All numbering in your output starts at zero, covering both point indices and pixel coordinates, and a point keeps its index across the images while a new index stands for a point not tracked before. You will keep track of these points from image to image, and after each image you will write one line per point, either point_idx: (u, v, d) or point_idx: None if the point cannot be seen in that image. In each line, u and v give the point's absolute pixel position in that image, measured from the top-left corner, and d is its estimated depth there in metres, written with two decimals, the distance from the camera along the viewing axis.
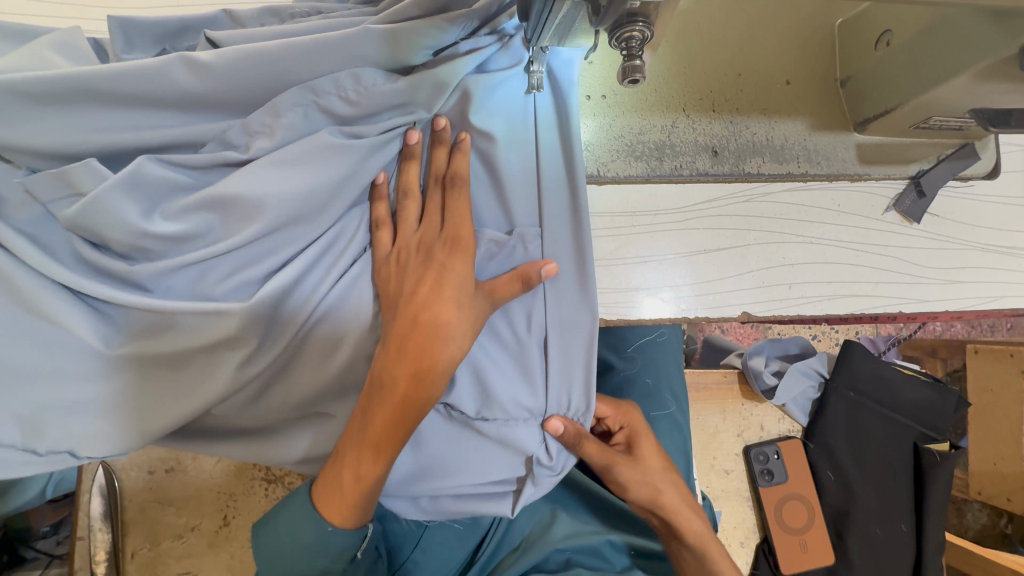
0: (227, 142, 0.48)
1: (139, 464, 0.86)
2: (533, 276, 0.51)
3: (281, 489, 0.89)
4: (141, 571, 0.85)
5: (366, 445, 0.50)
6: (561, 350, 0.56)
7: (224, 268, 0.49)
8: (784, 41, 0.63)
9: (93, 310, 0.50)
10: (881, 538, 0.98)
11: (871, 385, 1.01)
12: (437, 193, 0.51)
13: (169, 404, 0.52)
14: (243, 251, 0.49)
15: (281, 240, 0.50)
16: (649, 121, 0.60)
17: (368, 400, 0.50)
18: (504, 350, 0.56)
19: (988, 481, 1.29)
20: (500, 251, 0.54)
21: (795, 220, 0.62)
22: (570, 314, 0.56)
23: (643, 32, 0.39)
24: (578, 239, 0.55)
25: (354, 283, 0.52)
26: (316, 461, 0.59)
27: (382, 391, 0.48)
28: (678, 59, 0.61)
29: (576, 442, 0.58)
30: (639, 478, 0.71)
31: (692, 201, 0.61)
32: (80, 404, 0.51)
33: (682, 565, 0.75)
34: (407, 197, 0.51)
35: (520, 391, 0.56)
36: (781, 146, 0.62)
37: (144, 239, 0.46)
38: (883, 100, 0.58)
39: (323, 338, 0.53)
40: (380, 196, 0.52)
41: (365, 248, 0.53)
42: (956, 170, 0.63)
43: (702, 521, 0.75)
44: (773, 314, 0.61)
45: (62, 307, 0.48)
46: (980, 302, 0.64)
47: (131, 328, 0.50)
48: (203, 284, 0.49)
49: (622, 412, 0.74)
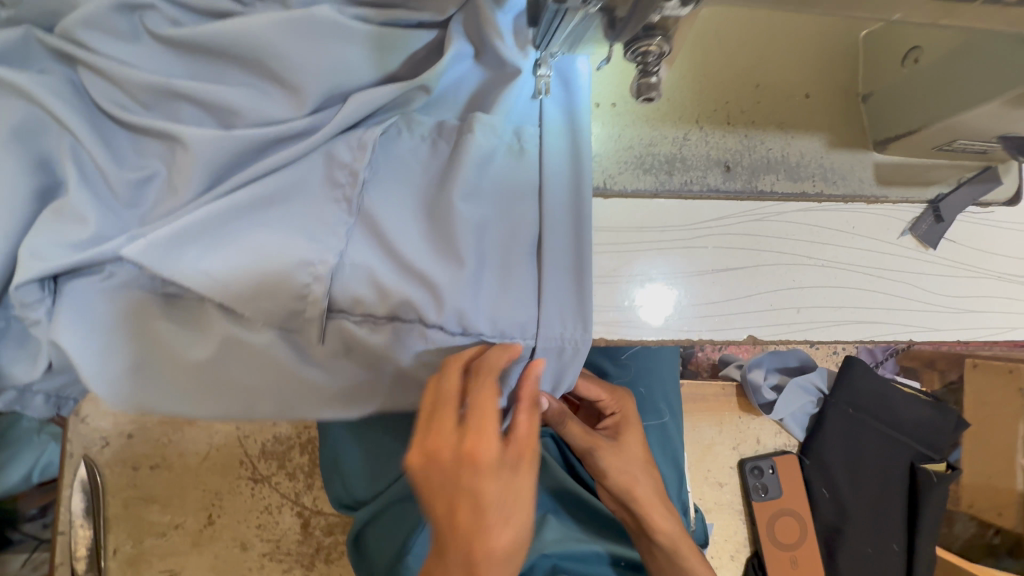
0: (237, 59, 0.47)
1: (123, 459, 0.84)
2: (218, 155, 0.47)
3: (268, 490, 0.88)
4: (124, 568, 0.83)
5: (500, 531, 0.43)
6: (553, 284, 0.51)
7: (189, 116, 0.48)
8: (801, 54, 0.60)
9: (35, 125, 0.47)
10: (872, 558, 0.96)
11: (870, 400, 1.01)
12: (107, 65, 0.46)
13: (184, 357, 0.50)
14: (219, 93, 0.47)
15: (278, 145, 0.49)
16: (661, 132, 0.57)
17: (466, 522, 0.43)
18: (491, 267, 0.50)
19: (980, 495, 1.29)
20: (492, 159, 0.51)
21: (808, 241, 0.60)
22: (554, 291, 0.51)
23: (661, 47, 0.37)
24: (576, 216, 0.52)
25: (326, 181, 0.49)
26: (249, 395, 0.52)
27: (437, 465, 0.43)
28: (695, 68, 0.58)
29: (560, 420, 0.63)
30: (620, 465, 0.69)
31: (701, 218, 0.58)
32: (84, 347, 0.47)
33: (655, 560, 0.74)
34: (119, 72, 0.46)
35: (510, 306, 0.50)
36: (798, 163, 0.59)
37: (118, 46, 0.46)
38: (907, 120, 0.55)
39: (307, 260, 0.47)
40: (119, 74, 0.46)
41: (332, 122, 0.49)
42: (976, 195, 0.61)
43: (672, 520, 0.72)
44: (781, 338, 0.59)
45: (20, 101, 0.46)
46: (993, 332, 0.62)
47: (61, 149, 0.47)
48: (182, 117, 0.48)
49: (617, 398, 0.72)
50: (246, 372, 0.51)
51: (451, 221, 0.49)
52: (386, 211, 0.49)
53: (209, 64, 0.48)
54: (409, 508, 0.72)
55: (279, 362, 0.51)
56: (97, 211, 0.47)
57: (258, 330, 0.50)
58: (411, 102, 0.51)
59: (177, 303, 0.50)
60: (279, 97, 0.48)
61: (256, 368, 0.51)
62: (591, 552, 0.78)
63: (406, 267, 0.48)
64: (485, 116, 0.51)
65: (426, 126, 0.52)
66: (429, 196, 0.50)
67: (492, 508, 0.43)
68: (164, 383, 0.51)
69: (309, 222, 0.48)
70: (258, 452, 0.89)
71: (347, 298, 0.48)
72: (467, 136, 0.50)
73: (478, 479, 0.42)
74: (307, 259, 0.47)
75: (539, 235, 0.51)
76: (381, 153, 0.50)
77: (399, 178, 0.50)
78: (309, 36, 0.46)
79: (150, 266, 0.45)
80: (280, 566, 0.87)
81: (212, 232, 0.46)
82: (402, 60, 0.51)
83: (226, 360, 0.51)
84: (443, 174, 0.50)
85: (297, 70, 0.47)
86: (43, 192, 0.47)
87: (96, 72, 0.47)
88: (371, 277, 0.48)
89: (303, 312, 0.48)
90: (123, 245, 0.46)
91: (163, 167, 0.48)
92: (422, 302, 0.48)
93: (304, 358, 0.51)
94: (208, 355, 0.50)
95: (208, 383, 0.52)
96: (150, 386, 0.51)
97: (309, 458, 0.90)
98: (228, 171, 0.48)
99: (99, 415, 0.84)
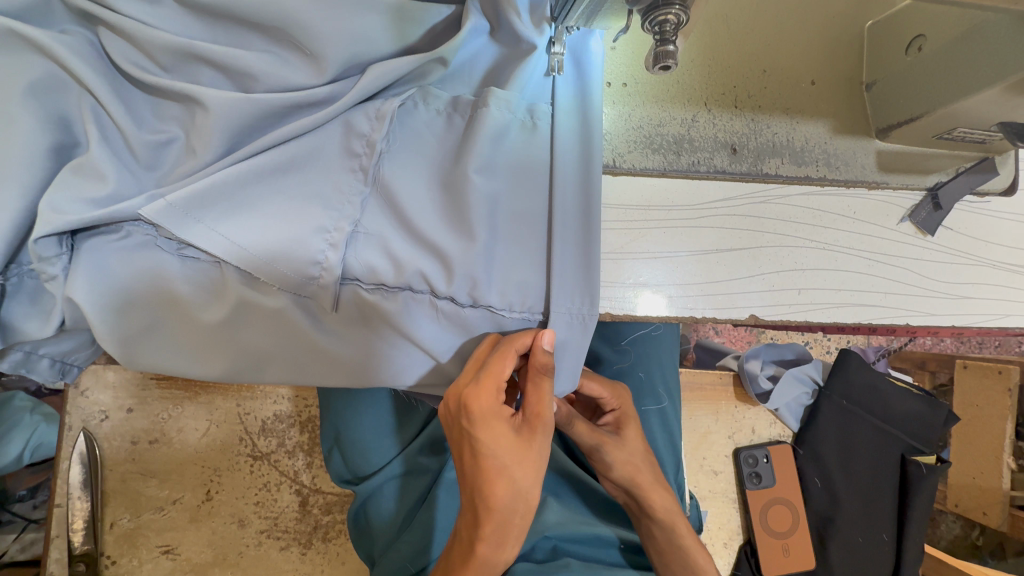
0: (254, 24, 0.47)
1: (123, 433, 0.83)
2: (235, 120, 0.47)
3: (267, 467, 0.88)
4: (120, 543, 0.83)
5: (496, 479, 0.47)
6: (562, 257, 0.52)
7: (208, 81, 0.48)
8: (809, 41, 0.61)
9: (50, 83, 0.46)
10: (863, 547, 0.98)
11: (863, 393, 1.02)
12: (123, 23, 0.46)
13: (197, 318, 0.51)
14: (236, 58, 0.47)
15: (295, 113, 0.49)
16: (670, 113, 0.59)
17: (470, 467, 0.48)
18: (504, 239, 0.51)
19: (965, 494, 1.31)
20: (506, 135, 0.52)
21: (810, 224, 0.61)
22: (562, 266, 0.52)
23: (678, 16, 0.42)
24: (586, 192, 0.53)
25: (343, 152, 0.49)
26: (257, 359, 0.53)
27: (449, 415, 0.49)
28: (705, 51, 0.59)
29: (567, 421, 0.67)
30: (624, 458, 0.70)
31: (707, 199, 0.59)
32: (98, 303, 0.49)
33: (652, 541, 0.74)
34: (135, 31, 0.46)
35: (521, 279, 0.51)
36: (802, 148, 0.61)
37: (129, 4, 0.46)
38: (909, 107, 0.56)
39: (323, 228, 0.47)
40: (134, 33, 0.46)
41: (349, 92, 0.49)
42: (974, 184, 0.63)
43: (671, 496, 0.73)
44: (783, 318, 0.60)
45: (35, 59, 0.46)
46: (986, 319, 0.64)
47: (81, 108, 0.47)
48: (201, 81, 0.48)
49: (616, 394, 0.71)
50: (255, 336, 0.52)
51: (465, 192, 0.49)
52: (402, 182, 0.49)
53: (227, 27, 0.47)
54: (413, 481, 0.75)
55: (289, 325, 0.51)
56: (117, 170, 0.47)
57: (272, 294, 0.50)
58: (428, 75, 0.52)
59: (186, 267, 0.50)
60: (299, 68, 0.49)
61: (268, 332, 0.52)
62: (593, 534, 0.79)
63: (420, 237, 0.49)
64: (500, 91, 0.51)
65: (441, 100, 0.52)
66: (444, 169, 0.51)
67: (490, 460, 0.47)
68: (180, 343, 0.53)
69: (324, 190, 0.48)
70: (259, 429, 0.88)
71: (360, 267, 0.48)
72: (482, 110, 0.51)
73: (475, 431, 0.47)
74: (324, 227, 0.47)
75: (548, 209, 0.52)
76: (397, 124, 0.50)
77: (414, 149, 0.51)
78: (332, 5, 0.47)
79: (166, 227, 0.46)
80: (278, 544, 0.87)
81: (227, 198, 0.47)
82: (422, 33, 0.51)
83: (238, 324, 0.51)
84: (457, 147, 0.51)
85: (317, 38, 0.47)
86: (60, 149, 0.48)
87: (114, 31, 0.47)
88: (385, 247, 0.49)
89: (318, 280, 0.48)
90: (142, 205, 0.46)
91: (181, 132, 0.49)
92: (433, 271, 0.49)
93: (318, 323, 0.52)
94: (218, 318, 0.51)
95: (219, 346, 0.52)
96: (169, 345, 0.53)
97: (309, 436, 0.89)
98: (245, 137, 0.49)
99: (99, 388, 0.83)
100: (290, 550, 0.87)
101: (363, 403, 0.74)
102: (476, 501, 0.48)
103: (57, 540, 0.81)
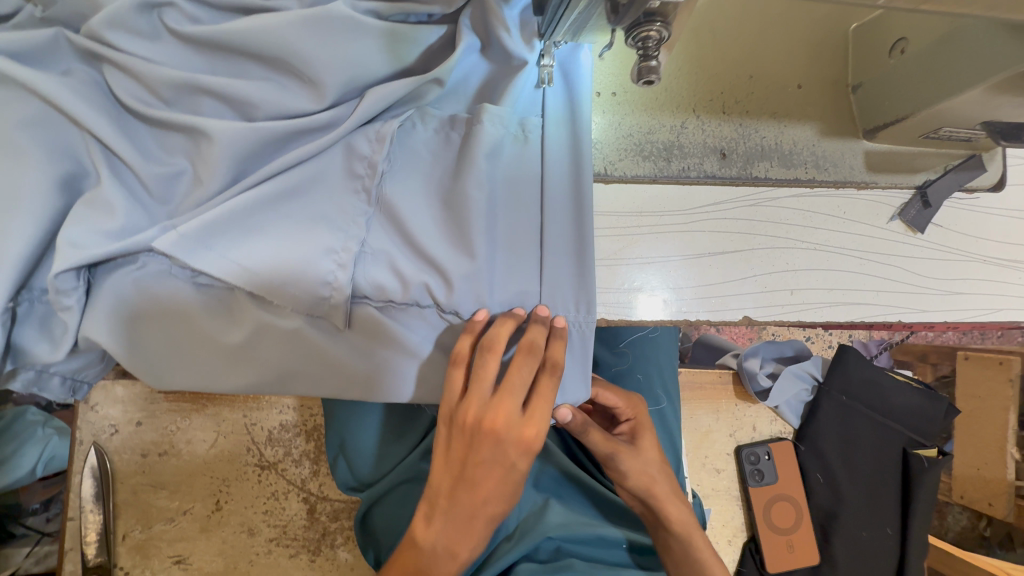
0: (252, 53, 0.48)
1: (132, 446, 0.85)
2: (240, 148, 0.48)
3: (275, 476, 0.89)
4: (132, 554, 0.85)
5: (511, 493, 0.50)
6: (560, 270, 0.53)
7: (211, 112, 0.50)
8: (796, 47, 0.62)
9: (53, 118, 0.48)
10: (867, 542, 0.98)
11: (862, 388, 1.03)
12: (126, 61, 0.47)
13: (218, 340, 0.53)
14: (237, 89, 0.48)
15: (296, 140, 0.50)
16: (660, 121, 0.60)
17: (490, 488, 0.49)
18: (501, 250, 0.52)
19: (970, 486, 1.31)
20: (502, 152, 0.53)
21: (801, 226, 0.62)
22: (560, 277, 0.53)
23: (660, 32, 0.42)
24: (580, 208, 0.54)
25: (342, 173, 0.51)
26: (275, 378, 0.54)
27: (489, 440, 0.47)
28: (693, 59, 0.60)
29: (581, 429, 0.66)
30: (639, 467, 0.71)
31: (698, 203, 0.61)
32: (121, 330, 0.51)
33: (668, 553, 0.75)
34: (137, 66, 0.47)
35: (520, 289, 0.53)
36: (791, 151, 0.62)
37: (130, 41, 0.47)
38: (894, 108, 0.57)
39: (330, 248, 0.49)
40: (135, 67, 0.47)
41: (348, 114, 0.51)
42: (962, 182, 0.64)
43: (683, 506, 0.74)
44: (775, 316, 0.61)
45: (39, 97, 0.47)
46: (978, 313, 0.65)
47: (86, 141, 0.49)
48: (204, 112, 0.49)
49: (633, 405, 0.73)
50: (273, 355, 0.53)
51: (465, 208, 0.50)
52: (403, 199, 0.51)
53: (227, 58, 0.49)
54: (417, 488, 0.76)
55: (306, 344, 0.53)
56: (127, 203, 0.49)
57: (288, 316, 0.51)
58: (425, 95, 0.52)
59: (209, 291, 0.51)
60: (295, 93, 0.50)
61: (285, 349, 0.53)
62: (596, 535, 0.79)
63: (421, 252, 0.50)
64: (494, 108, 0.53)
65: (437, 119, 0.53)
66: (443, 186, 0.52)
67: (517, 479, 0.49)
68: (201, 364, 0.54)
69: (325, 209, 0.50)
70: (265, 439, 0.89)
71: (369, 285, 0.50)
72: (477, 127, 0.52)
73: (507, 438, 0.47)
74: (331, 247, 0.49)
75: (544, 221, 0.53)
76: (397, 145, 0.52)
77: (414, 168, 0.52)
78: (326, 29, 0.47)
79: (180, 257, 0.47)
80: (287, 551, 0.89)
81: (235, 224, 0.48)
82: (417, 53, 0.52)
83: (257, 343, 0.53)
84: (455, 165, 0.53)
85: (312, 64, 0.48)
86: (68, 181, 0.49)
87: (117, 67, 0.48)
88: (391, 264, 0.50)
89: (329, 299, 0.49)
90: (156, 237, 0.48)
91: (187, 163, 0.50)
92: (433, 285, 0.50)
93: (333, 341, 0.53)
94: (240, 338, 0.52)
95: (240, 365, 0.53)
96: (189, 368, 0.54)
97: (315, 445, 0.90)
98: (249, 165, 0.50)
99: (109, 403, 0.85)
100: (298, 557, 0.89)
101: (368, 411, 0.75)
102: (479, 514, 0.49)
103: (71, 552, 0.82)
